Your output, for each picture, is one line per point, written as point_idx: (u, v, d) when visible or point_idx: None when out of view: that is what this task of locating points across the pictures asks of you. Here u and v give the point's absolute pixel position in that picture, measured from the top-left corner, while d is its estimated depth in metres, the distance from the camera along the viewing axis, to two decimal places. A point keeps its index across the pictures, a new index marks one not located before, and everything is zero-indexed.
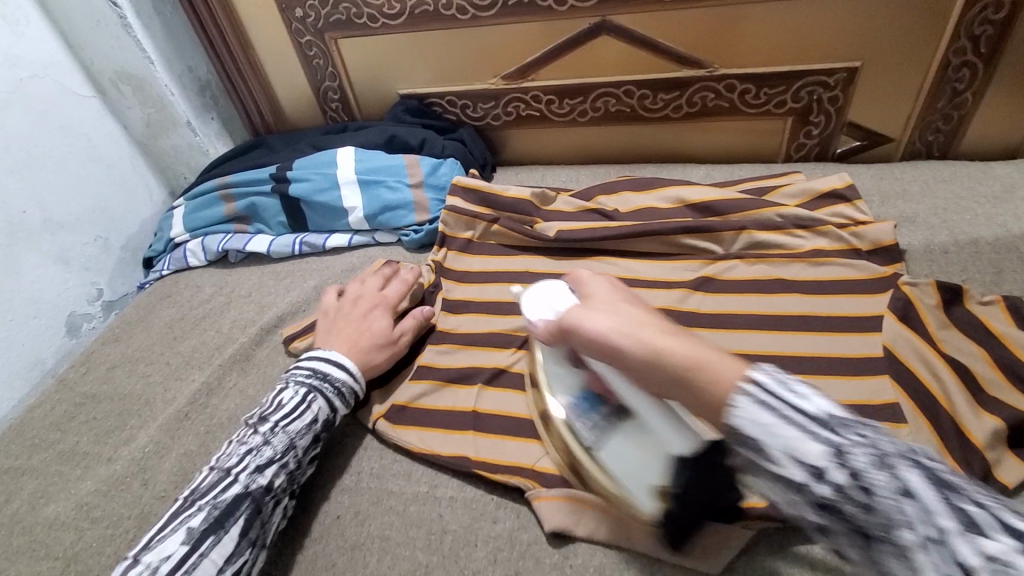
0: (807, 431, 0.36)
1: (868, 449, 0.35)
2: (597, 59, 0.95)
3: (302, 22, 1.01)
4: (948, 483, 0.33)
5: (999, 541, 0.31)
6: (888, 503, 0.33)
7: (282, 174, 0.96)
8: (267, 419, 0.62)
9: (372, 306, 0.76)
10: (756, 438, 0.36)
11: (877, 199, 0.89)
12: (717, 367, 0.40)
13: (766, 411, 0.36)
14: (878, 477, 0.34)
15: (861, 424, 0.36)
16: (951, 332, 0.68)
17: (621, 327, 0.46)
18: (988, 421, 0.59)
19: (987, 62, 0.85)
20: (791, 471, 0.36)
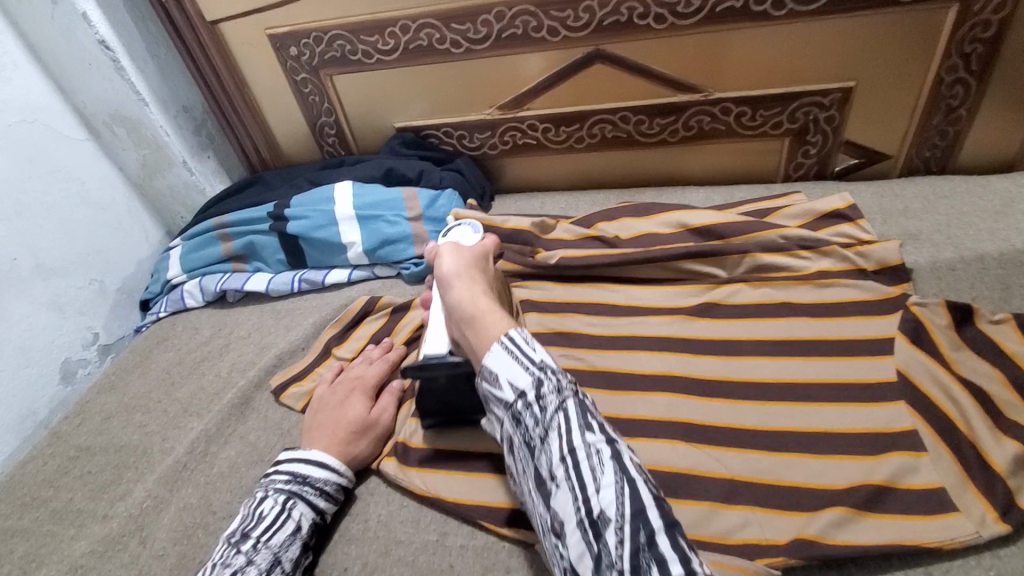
0: (522, 364, 0.52)
1: (554, 383, 0.51)
2: (592, 86, 0.95)
3: (297, 60, 1.01)
4: (594, 412, 0.51)
5: (597, 440, 0.48)
6: (550, 414, 0.50)
7: (280, 212, 0.95)
8: (247, 535, 0.58)
9: (349, 392, 0.72)
10: (493, 369, 0.53)
11: (879, 217, 0.88)
12: (490, 318, 0.58)
13: (505, 350, 0.53)
14: (547, 395, 0.51)
15: (561, 370, 0.52)
16: (964, 353, 0.67)
17: (460, 277, 0.65)
18: (1009, 446, 0.57)
19: (980, 77, 0.85)
20: (503, 390, 0.52)
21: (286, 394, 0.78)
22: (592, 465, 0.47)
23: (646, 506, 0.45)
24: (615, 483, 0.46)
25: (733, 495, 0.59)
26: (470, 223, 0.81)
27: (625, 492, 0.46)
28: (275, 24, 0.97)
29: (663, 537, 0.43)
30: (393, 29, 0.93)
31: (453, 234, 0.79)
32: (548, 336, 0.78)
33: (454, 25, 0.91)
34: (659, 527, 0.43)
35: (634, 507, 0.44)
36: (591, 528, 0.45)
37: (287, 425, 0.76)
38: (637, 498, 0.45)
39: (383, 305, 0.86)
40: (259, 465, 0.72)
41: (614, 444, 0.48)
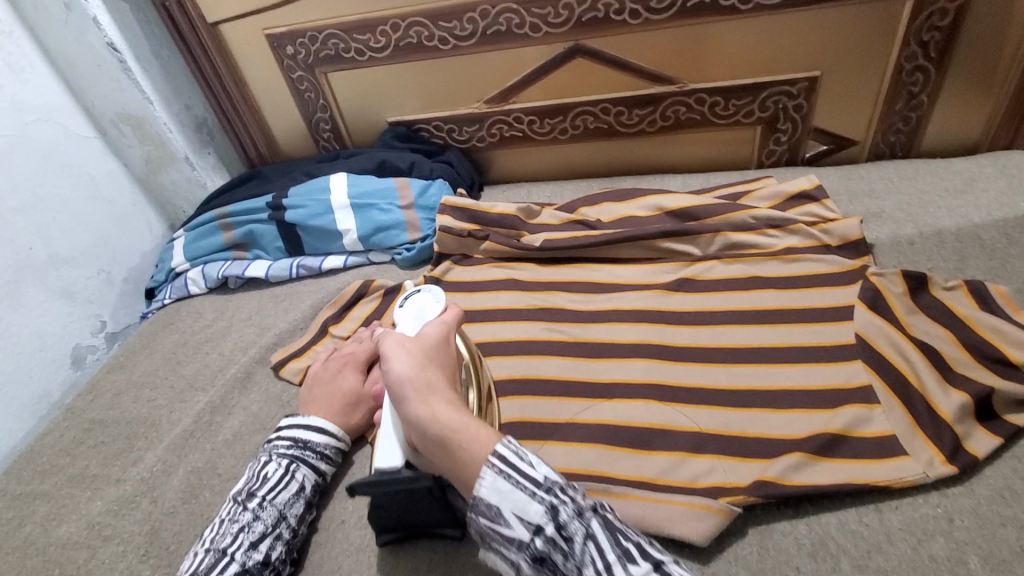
0: (531, 494, 0.46)
1: (573, 504, 0.47)
2: (574, 80, 1.01)
3: (294, 59, 1.06)
4: (620, 529, 0.47)
5: (642, 567, 0.45)
6: (579, 546, 0.46)
7: (278, 202, 0.99)
8: (253, 494, 0.62)
9: (342, 367, 0.75)
10: (496, 504, 0.46)
11: (845, 197, 0.93)
12: (469, 441, 0.49)
13: (504, 477, 0.47)
14: (570, 523, 0.46)
15: (570, 486, 0.48)
16: (919, 317, 0.72)
17: (418, 386, 0.52)
18: (955, 396, 0.62)
19: (938, 65, 0.91)
20: (517, 525, 0.46)
21: (286, 368, 0.82)
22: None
23: None
24: None
25: (701, 445, 0.63)
26: (430, 288, 0.68)
27: None
28: (273, 24, 1.02)
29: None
30: (385, 28, 0.98)
31: (409, 306, 0.66)
32: (533, 311, 0.83)
33: (442, 23, 0.96)
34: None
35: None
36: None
37: (287, 396, 0.80)
38: None
39: (377, 287, 0.90)
40: (261, 433, 0.76)
41: (661, 565, 0.45)
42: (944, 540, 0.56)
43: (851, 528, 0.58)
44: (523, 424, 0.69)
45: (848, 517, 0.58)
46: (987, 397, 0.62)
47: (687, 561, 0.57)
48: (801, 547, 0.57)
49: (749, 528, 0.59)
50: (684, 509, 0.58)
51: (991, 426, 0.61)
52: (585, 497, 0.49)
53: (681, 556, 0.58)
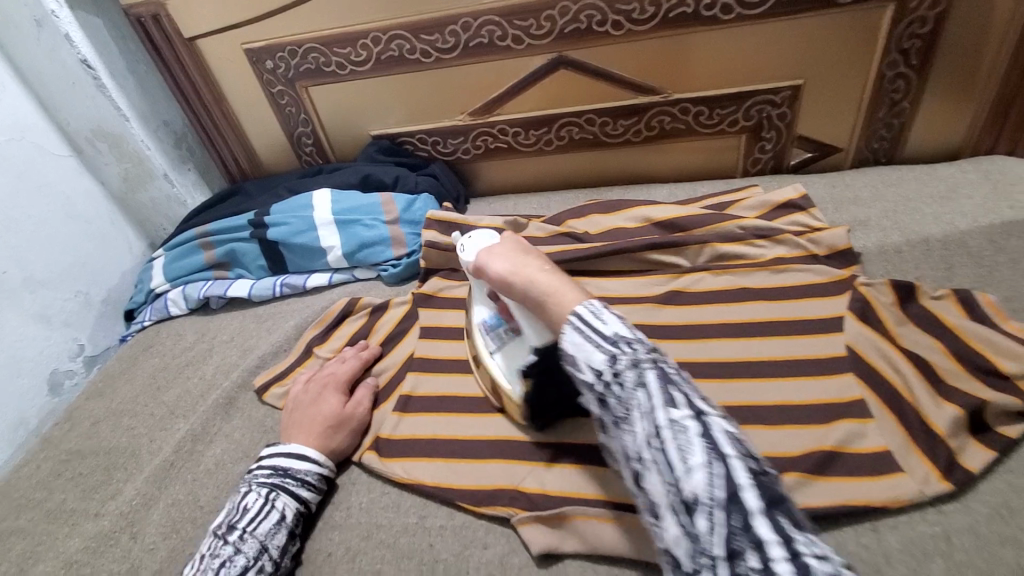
0: (597, 344, 0.49)
1: (631, 355, 0.47)
2: (558, 91, 1.00)
3: (273, 73, 1.04)
4: (678, 380, 0.46)
5: (682, 413, 0.43)
6: (630, 391, 0.46)
7: (260, 219, 0.97)
8: (233, 527, 0.60)
9: (322, 389, 0.75)
10: (570, 352, 0.51)
11: (832, 206, 0.93)
12: (549, 280, 0.58)
13: (576, 332, 0.51)
14: (626, 370, 0.47)
15: (639, 343, 0.49)
16: (909, 327, 0.71)
17: (503, 256, 0.65)
18: (948, 410, 0.62)
19: (918, 72, 0.91)
20: (586, 368, 0.49)
21: (269, 393, 0.80)
22: (680, 441, 0.42)
23: (742, 487, 0.40)
24: (705, 463, 0.41)
25: None
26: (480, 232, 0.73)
27: (717, 471, 0.40)
28: (251, 38, 1.00)
29: (762, 519, 0.38)
30: (365, 41, 0.97)
31: (467, 244, 0.72)
32: None
33: (424, 36, 0.95)
34: (755, 508, 0.39)
35: (729, 492, 0.40)
36: (683, 511, 0.41)
37: (270, 422, 0.78)
38: (730, 477, 0.40)
39: (363, 305, 0.89)
40: (244, 461, 0.74)
41: (704, 416, 0.43)
42: (942, 561, 0.55)
43: (848, 550, 0.57)
44: (512, 442, 0.68)
45: (846, 540, 0.58)
46: (980, 409, 0.61)
47: None
48: None
49: None
50: None
51: (984, 439, 0.61)
52: (657, 355, 0.48)
53: None
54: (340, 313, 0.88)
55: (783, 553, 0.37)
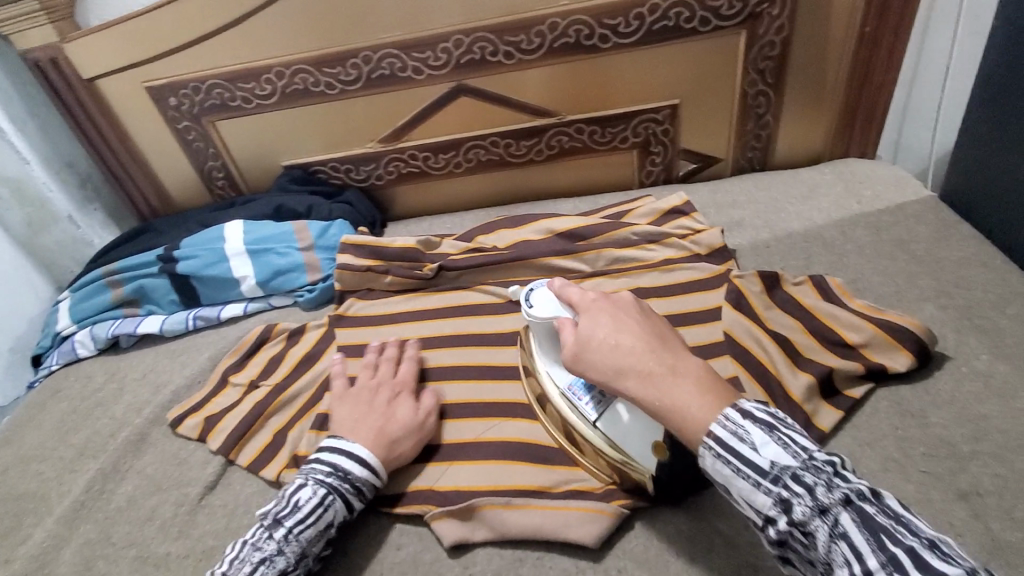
0: (754, 484, 0.47)
1: (814, 501, 0.46)
2: (462, 117, 1.06)
3: (177, 109, 1.05)
4: (889, 527, 0.44)
5: None
6: (825, 542, 0.45)
7: (169, 254, 0.97)
8: (281, 522, 0.61)
9: (395, 393, 0.73)
10: (724, 487, 0.49)
11: (713, 210, 1.04)
12: (677, 389, 0.51)
13: (726, 465, 0.48)
14: (811, 520, 0.45)
15: (815, 477, 0.46)
16: (774, 311, 0.80)
17: (617, 339, 0.55)
18: (802, 378, 0.71)
19: (775, 89, 1.04)
20: (756, 514, 0.48)
21: (182, 425, 0.80)
22: None
23: None
24: None
25: None
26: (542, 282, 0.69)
27: None
28: (152, 77, 1.01)
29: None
30: (269, 76, 1.00)
31: (535, 299, 0.66)
32: (434, 339, 0.85)
33: (327, 69, 0.99)
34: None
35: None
36: None
37: (184, 453, 0.78)
38: None
39: (280, 331, 0.89)
40: (157, 495, 0.74)
41: None
42: None
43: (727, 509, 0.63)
44: (430, 446, 0.72)
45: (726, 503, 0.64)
46: (828, 376, 0.71)
47: (580, 563, 0.62)
48: (681, 534, 0.62)
49: (635, 522, 0.64)
50: (579, 513, 0.62)
51: (834, 402, 0.70)
52: (844, 482, 0.47)
53: (575, 558, 0.62)
54: (255, 341, 0.88)
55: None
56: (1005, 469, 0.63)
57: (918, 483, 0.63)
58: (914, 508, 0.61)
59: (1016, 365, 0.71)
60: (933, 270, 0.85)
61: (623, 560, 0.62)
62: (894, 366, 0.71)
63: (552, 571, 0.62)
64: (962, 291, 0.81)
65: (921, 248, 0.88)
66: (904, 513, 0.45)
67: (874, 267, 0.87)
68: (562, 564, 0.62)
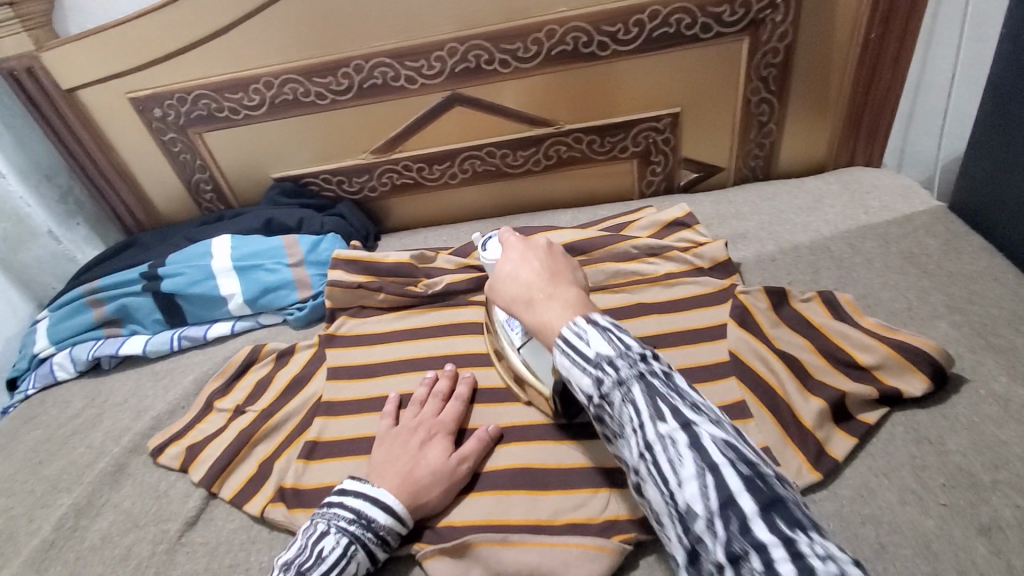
0: (579, 367, 0.50)
1: (615, 374, 0.48)
2: (456, 127, 1.03)
3: (163, 120, 1.02)
4: (667, 393, 0.47)
5: (671, 427, 0.45)
6: (619, 409, 0.48)
7: (153, 271, 0.94)
8: (304, 574, 0.57)
9: (430, 434, 0.68)
10: (562, 372, 0.52)
11: (716, 221, 1.01)
12: (546, 309, 0.56)
13: (563, 354, 0.51)
14: (613, 392, 0.48)
15: (621, 355, 0.49)
16: (782, 329, 0.77)
17: (518, 271, 0.61)
18: (814, 402, 0.68)
19: (779, 96, 1.01)
20: (580, 391, 0.51)
21: (164, 454, 0.77)
22: (670, 455, 0.44)
23: (735, 492, 0.41)
24: (697, 476, 0.42)
25: (591, 480, 0.65)
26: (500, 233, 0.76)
27: (709, 483, 0.42)
28: (136, 88, 0.98)
29: (759, 521, 0.39)
30: (257, 86, 0.97)
31: (490, 244, 0.75)
32: (428, 360, 0.81)
33: (317, 79, 0.96)
34: (752, 512, 0.39)
35: (720, 499, 0.41)
36: (682, 519, 0.43)
37: (164, 486, 0.75)
38: (723, 485, 0.41)
39: (268, 352, 0.86)
40: (134, 531, 0.71)
41: (691, 426, 0.44)
42: None
43: None
44: None
45: None
46: (840, 400, 0.68)
47: None
48: None
49: (640, 559, 0.61)
50: (581, 550, 0.59)
51: (847, 427, 0.67)
52: (652, 361, 0.49)
53: None
54: (243, 363, 0.85)
55: (784, 554, 0.37)
56: None
57: (938, 518, 0.60)
58: (935, 545, 0.58)
59: None
60: (945, 285, 0.82)
61: None
62: (910, 390, 0.68)
63: None
64: (977, 308, 0.78)
65: (933, 262, 0.85)
66: (687, 387, 0.48)
67: (884, 281, 0.84)
68: None
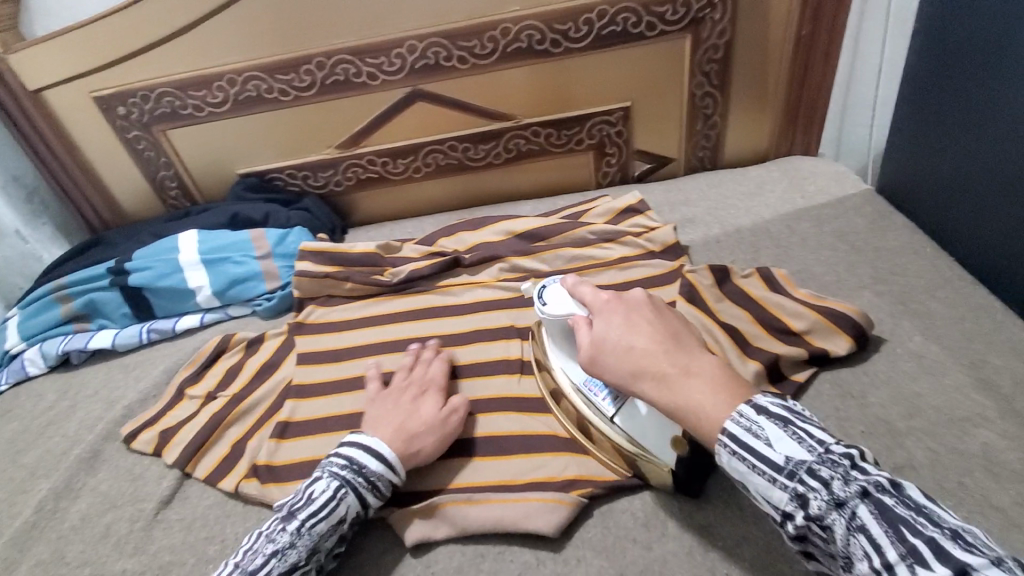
0: (768, 479, 0.48)
1: (827, 493, 0.46)
2: (418, 122, 1.07)
3: (126, 119, 1.03)
4: (906, 517, 0.42)
5: (929, 567, 0.40)
6: (841, 535, 0.44)
7: (121, 266, 0.95)
8: (293, 514, 0.60)
9: (420, 392, 0.72)
10: (743, 482, 0.50)
11: (667, 208, 1.07)
12: (687, 388, 0.53)
13: (742, 465, 0.49)
14: (826, 514, 0.45)
15: (827, 469, 0.46)
16: (725, 303, 0.83)
17: (630, 340, 0.57)
18: (751, 364, 0.74)
19: (721, 90, 1.08)
20: (774, 509, 0.48)
21: (137, 439, 0.78)
22: None
23: None
24: None
25: (550, 444, 0.70)
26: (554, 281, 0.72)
27: None
28: (99, 86, 0.99)
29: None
30: (220, 83, 0.99)
31: (548, 297, 0.69)
32: (395, 342, 0.85)
33: (280, 76, 0.99)
34: None
35: None
36: None
37: (140, 470, 0.77)
38: None
39: (238, 340, 0.88)
40: (112, 511, 0.73)
41: (965, 569, 0.39)
42: None
43: (679, 495, 0.65)
44: None
45: (678, 488, 0.66)
46: (774, 361, 0.74)
47: (541, 554, 0.63)
48: (637, 519, 0.65)
49: (594, 511, 0.66)
50: (538, 504, 0.64)
51: (781, 387, 0.74)
52: (865, 470, 0.46)
53: (536, 549, 0.64)
54: (213, 352, 0.87)
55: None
56: (937, 444, 0.67)
57: None
58: None
59: (946, 344, 0.76)
60: (870, 259, 0.89)
61: (582, 549, 0.63)
62: (835, 351, 0.75)
63: (514, 563, 0.63)
64: (897, 279, 0.85)
65: (860, 239, 0.93)
66: (928, 505, 0.43)
67: (817, 258, 0.91)
68: (522, 556, 0.63)
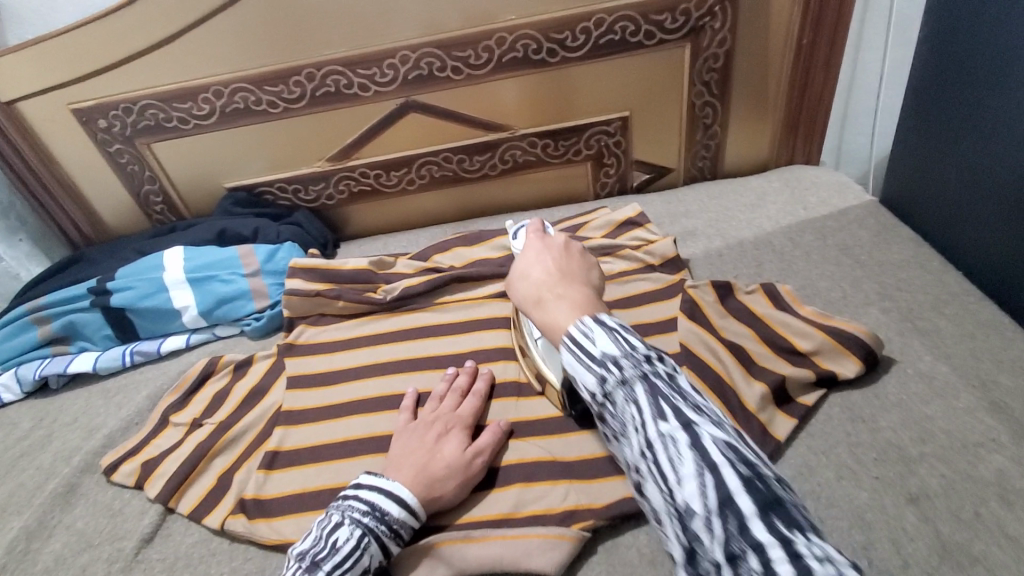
0: (586, 367, 0.50)
1: (617, 373, 0.48)
2: (411, 133, 1.04)
3: (108, 132, 0.99)
4: (669, 393, 0.46)
5: (671, 426, 0.44)
6: (623, 408, 0.48)
7: (102, 286, 0.91)
8: (317, 565, 0.56)
9: (447, 429, 0.68)
10: (569, 371, 0.52)
11: (667, 220, 1.04)
12: (555, 310, 0.57)
13: (570, 355, 0.52)
14: (614, 389, 0.48)
15: (625, 355, 0.48)
16: (729, 320, 0.80)
17: (531, 272, 0.62)
18: (756, 386, 0.72)
19: (721, 100, 1.06)
20: (586, 390, 0.51)
21: (118, 472, 0.75)
22: (669, 454, 0.43)
23: (734, 493, 0.40)
24: (696, 475, 0.41)
25: (550, 473, 0.67)
26: None
27: (707, 483, 0.41)
28: (79, 98, 0.96)
29: (758, 521, 0.38)
30: (206, 95, 0.96)
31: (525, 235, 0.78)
32: (388, 363, 0.81)
33: (268, 87, 0.96)
34: (751, 512, 0.39)
35: (719, 496, 0.40)
36: (677, 518, 0.42)
37: (120, 505, 0.73)
38: (722, 486, 0.40)
39: (225, 364, 0.85)
40: (89, 551, 0.70)
41: (692, 426, 0.43)
42: None
43: None
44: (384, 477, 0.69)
45: None
46: (781, 383, 0.72)
47: None
48: (642, 556, 0.62)
49: (597, 546, 0.63)
50: (541, 541, 0.61)
51: (789, 410, 0.71)
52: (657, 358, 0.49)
53: None
54: (200, 377, 0.84)
55: (783, 554, 0.37)
56: (951, 471, 0.65)
57: (872, 490, 0.64)
58: (869, 516, 0.62)
59: (956, 365, 0.74)
60: (875, 274, 0.87)
61: None
62: (843, 372, 0.73)
63: None
64: (903, 295, 0.83)
65: (864, 252, 0.91)
66: (692, 388, 0.47)
67: (821, 272, 0.89)
68: None
